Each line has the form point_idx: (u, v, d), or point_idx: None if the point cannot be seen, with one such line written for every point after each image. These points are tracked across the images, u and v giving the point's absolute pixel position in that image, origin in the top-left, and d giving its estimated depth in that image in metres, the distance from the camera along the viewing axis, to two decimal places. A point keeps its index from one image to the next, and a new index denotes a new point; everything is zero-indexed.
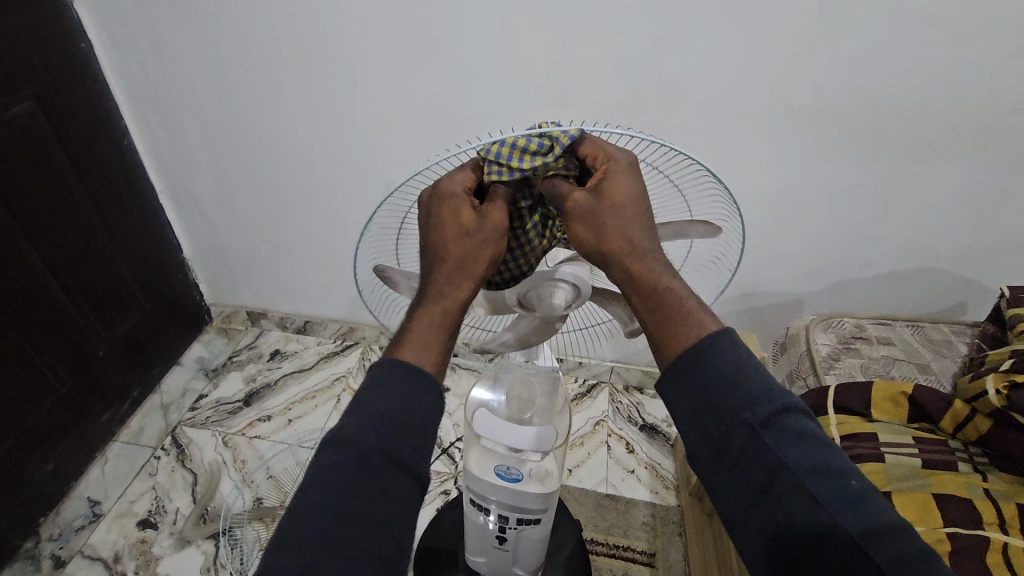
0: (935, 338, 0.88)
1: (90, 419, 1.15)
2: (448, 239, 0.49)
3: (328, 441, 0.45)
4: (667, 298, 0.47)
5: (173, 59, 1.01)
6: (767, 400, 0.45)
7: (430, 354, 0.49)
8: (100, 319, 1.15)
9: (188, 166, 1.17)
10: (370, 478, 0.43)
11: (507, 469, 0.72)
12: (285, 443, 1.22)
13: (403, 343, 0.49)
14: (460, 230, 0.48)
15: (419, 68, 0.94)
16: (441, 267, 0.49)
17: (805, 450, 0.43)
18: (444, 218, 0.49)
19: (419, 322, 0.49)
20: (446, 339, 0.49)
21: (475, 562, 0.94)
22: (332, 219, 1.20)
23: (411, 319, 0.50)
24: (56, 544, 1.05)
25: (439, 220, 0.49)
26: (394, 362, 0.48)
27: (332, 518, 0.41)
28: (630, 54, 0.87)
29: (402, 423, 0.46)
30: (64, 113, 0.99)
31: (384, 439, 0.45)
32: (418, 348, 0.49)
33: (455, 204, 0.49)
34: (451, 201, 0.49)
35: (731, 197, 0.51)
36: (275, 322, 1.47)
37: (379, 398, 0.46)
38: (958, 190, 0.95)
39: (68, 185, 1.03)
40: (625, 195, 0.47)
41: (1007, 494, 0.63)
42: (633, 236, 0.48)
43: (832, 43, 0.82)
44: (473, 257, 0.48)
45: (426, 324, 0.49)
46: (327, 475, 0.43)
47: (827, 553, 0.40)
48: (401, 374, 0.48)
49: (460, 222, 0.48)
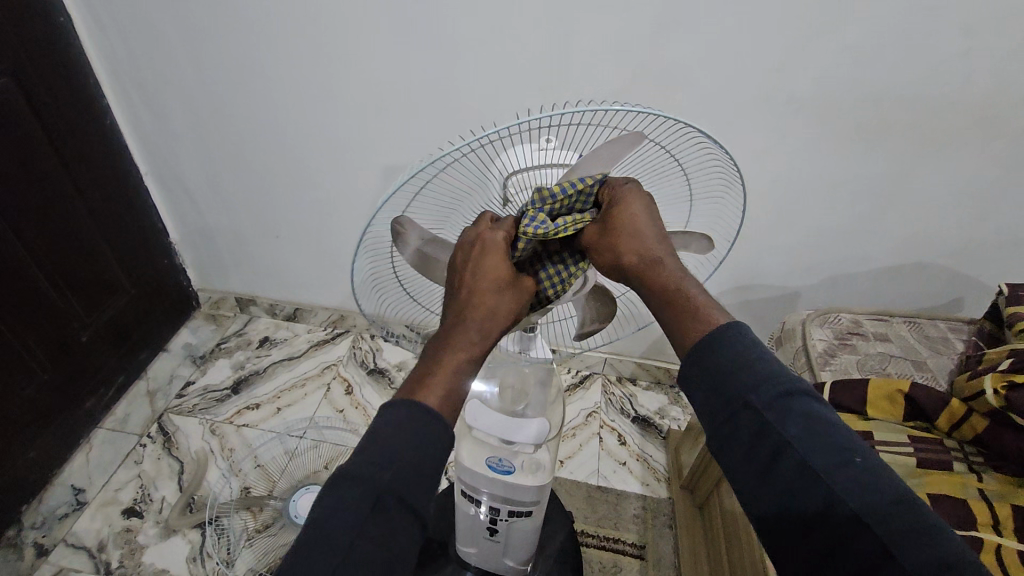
0: (932, 334, 0.87)
1: (73, 406, 1.13)
2: (482, 290, 0.47)
3: (354, 471, 0.43)
4: (684, 301, 0.48)
5: (158, 38, 0.98)
6: (769, 384, 0.44)
7: (451, 401, 0.47)
8: (82, 304, 1.12)
9: (173, 148, 1.14)
10: (382, 518, 0.43)
11: (498, 461, 0.70)
12: (274, 431, 1.21)
13: (422, 388, 0.47)
14: (495, 286, 0.47)
15: (412, 50, 0.91)
16: (474, 319, 0.47)
17: (825, 445, 0.42)
18: (478, 271, 0.47)
19: (441, 367, 0.46)
20: (463, 389, 0.48)
21: (464, 554, 0.93)
22: (323, 205, 1.18)
23: (427, 362, 0.47)
24: (38, 532, 1.03)
25: (481, 267, 0.47)
26: (408, 409, 0.46)
27: (342, 557, 0.41)
28: (629, 38, 0.85)
29: (416, 467, 0.44)
30: (42, 90, 0.95)
31: (404, 477, 0.44)
32: (439, 396, 0.46)
33: (498, 258, 0.47)
34: (490, 255, 0.47)
35: (734, 162, 0.51)
36: (265, 309, 1.45)
37: (392, 436, 0.45)
38: (958, 185, 0.94)
39: (48, 165, 1.00)
40: (629, 216, 0.48)
41: (1001, 494, 0.61)
42: (646, 249, 0.48)
43: (836, 30, 0.80)
44: (502, 311, 0.47)
45: (451, 371, 0.47)
46: (345, 506, 0.42)
47: (842, 540, 0.40)
48: (415, 418, 0.45)
49: (500, 272, 0.47)
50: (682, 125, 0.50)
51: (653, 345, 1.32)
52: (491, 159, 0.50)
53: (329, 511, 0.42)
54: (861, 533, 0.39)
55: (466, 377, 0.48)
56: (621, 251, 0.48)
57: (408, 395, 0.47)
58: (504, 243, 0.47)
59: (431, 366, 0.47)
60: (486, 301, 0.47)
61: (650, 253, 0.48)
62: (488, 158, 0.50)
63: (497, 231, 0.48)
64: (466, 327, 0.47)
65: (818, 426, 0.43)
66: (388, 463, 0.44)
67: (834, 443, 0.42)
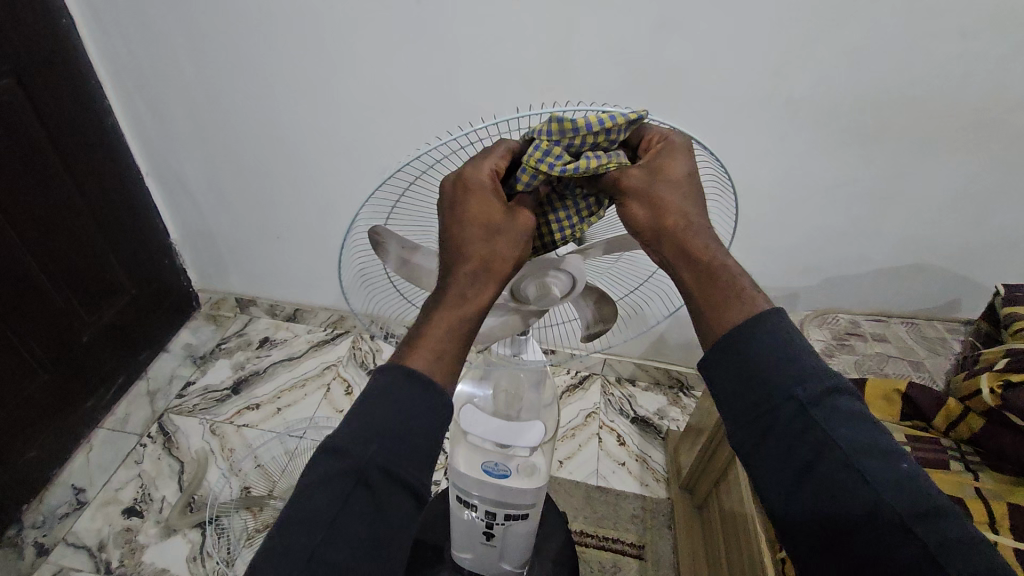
0: (929, 336, 0.88)
1: (74, 405, 1.13)
2: (470, 237, 0.47)
3: (341, 443, 0.44)
4: (722, 268, 0.47)
5: (160, 39, 0.98)
6: (813, 379, 0.44)
7: (447, 356, 0.47)
8: (83, 304, 1.12)
9: (174, 149, 1.15)
10: (368, 491, 0.43)
11: (494, 465, 0.70)
12: (275, 431, 1.22)
13: (416, 347, 0.47)
14: (485, 230, 0.47)
15: (412, 52, 0.92)
16: (463, 271, 0.47)
17: (868, 445, 0.42)
18: (466, 217, 0.47)
19: (433, 325, 0.47)
20: (462, 343, 0.47)
21: (460, 558, 0.93)
22: (324, 206, 1.18)
23: (422, 321, 0.48)
24: (39, 532, 1.03)
25: (466, 213, 0.47)
26: (400, 370, 0.46)
27: (326, 531, 0.41)
28: (629, 41, 0.85)
29: (403, 437, 0.44)
30: (45, 90, 0.96)
31: (391, 448, 0.44)
32: (433, 353, 0.47)
33: (481, 202, 0.47)
34: (472, 195, 0.47)
35: (723, 170, 0.51)
36: (265, 309, 1.45)
37: (382, 406, 0.45)
38: (955, 187, 0.95)
39: (50, 166, 1.00)
40: (677, 171, 0.47)
41: (998, 492, 0.61)
42: (687, 210, 0.48)
43: (833, 33, 0.81)
44: (496, 257, 0.47)
45: (445, 324, 0.47)
46: (329, 476, 0.42)
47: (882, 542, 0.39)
48: (402, 383, 0.46)
49: (488, 214, 0.47)
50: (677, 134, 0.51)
51: (652, 346, 1.32)
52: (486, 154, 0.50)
53: (315, 484, 0.42)
54: (894, 532, 0.39)
55: (467, 331, 0.47)
56: (666, 207, 0.48)
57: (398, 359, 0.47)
58: (488, 183, 0.47)
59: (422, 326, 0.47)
60: (476, 246, 0.47)
61: (691, 216, 0.48)
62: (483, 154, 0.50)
63: (478, 171, 0.47)
64: (456, 278, 0.47)
65: (852, 423, 0.43)
66: (374, 435, 0.44)
67: (874, 443, 0.42)
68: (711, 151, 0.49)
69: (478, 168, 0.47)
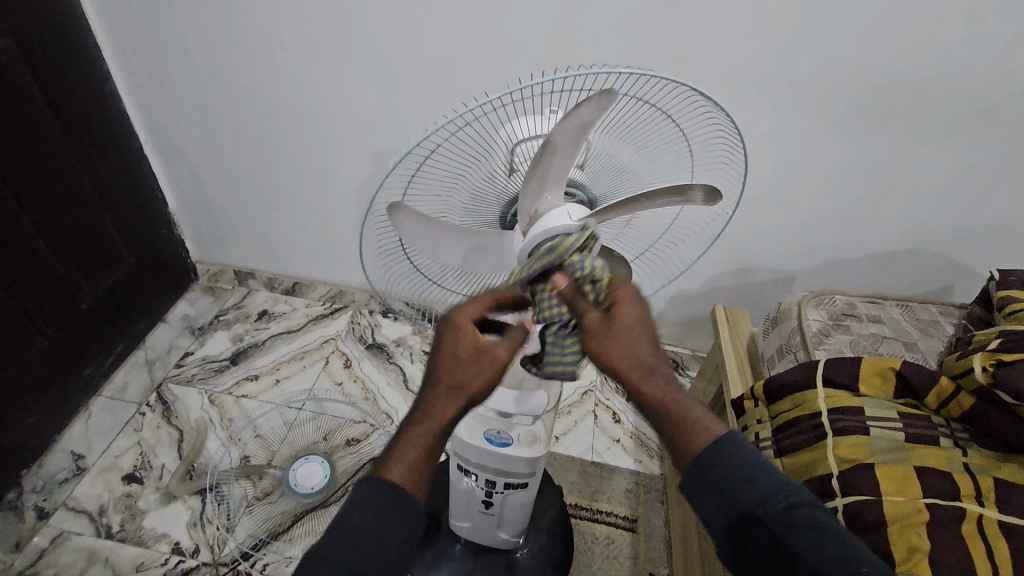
0: (923, 317, 0.89)
1: (72, 373, 1.13)
2: (455, 353, 0.49)
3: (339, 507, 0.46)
4: (674, 409, 0.47)
5: (160, 1, 0.96)
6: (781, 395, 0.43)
7: (427, 470, 0.48)
8: (82, 271, 1.12)
9: (174, 116, 1.13)
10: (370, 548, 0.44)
11: (496, 433, 0.72)
12: (273, 402, 1.22)
13: (390, 464, 0.47)
14: (467, 353, 0.49)
15: (418, 24, 0.91)
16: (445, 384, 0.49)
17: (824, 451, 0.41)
18: (449, 338, 0.49)
19: (409, 442, 0.48)
20: (433, 464, 0.48)
21: (457, 528, 0.95)
22: (325, 177, 1.17)
23: (397, 439, 0.49)
24: (39, 496, 1.04)
25: (454, 338, 0.49)
26: (386, 476, 0.47)
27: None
28: (639, 16, 0.85)
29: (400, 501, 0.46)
30: (43, 53, 0.94)
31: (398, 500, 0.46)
32: (406, 469, 0.47)
33: (464, 330, 0.49)
34: (461, 330, 0.49)
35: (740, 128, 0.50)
36: (263, 282, 1.45)
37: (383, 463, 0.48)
38: (955, 171, 0.95)
39: (49, 131, 0.98)
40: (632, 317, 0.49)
41: (985, 468, 0.64)
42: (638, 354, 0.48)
43: (843, 13, 0.80)
44: (471, 373, 0.49)
45: (424, 437, 0.48)
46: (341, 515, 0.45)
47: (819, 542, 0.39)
48: (389, 481, 0.47)
49: (469, 340, 0.49)
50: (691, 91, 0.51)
51: None
52: (496, 129, 0.50)
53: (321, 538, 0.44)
54: None
55: (442, 445, 0.49)
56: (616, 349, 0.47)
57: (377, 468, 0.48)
58: (469, 319, 0.49)
59: (402, 443, 0.48)
60: (457, 363, 0.48)
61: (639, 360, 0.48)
62: (490, 129, 0.50)
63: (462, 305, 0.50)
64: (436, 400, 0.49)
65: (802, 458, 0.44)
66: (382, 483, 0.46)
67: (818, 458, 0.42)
68: (724, 109, 0.48)
69: (463, 308, 0.50)
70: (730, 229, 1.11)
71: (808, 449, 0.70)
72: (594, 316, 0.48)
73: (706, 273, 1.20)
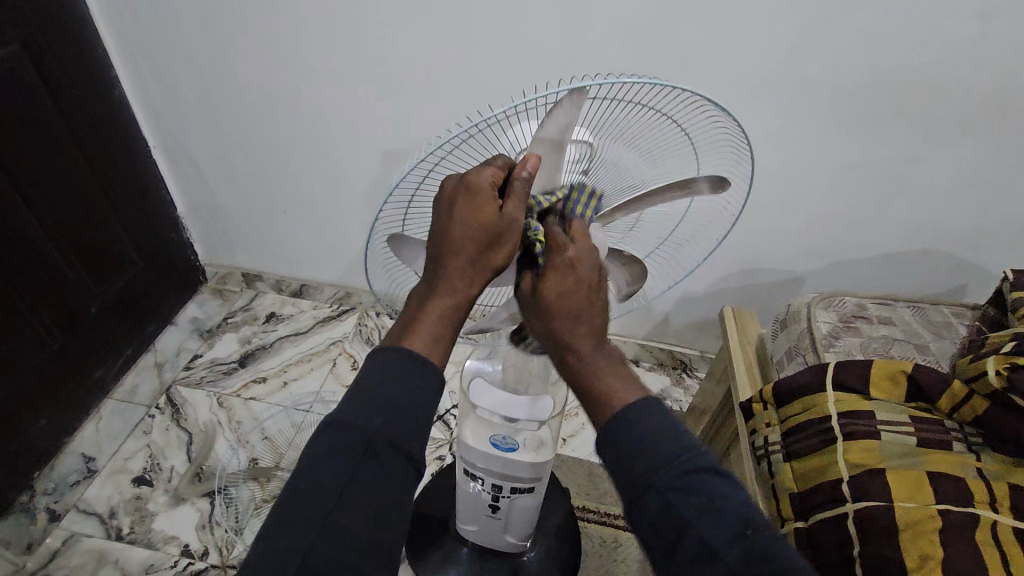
0: (935, 319, 0.88)
1: (83, 376, 1.14)
2: (464, 230, 0.46)
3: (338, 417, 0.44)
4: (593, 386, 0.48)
5: (167, 7, 0.96)
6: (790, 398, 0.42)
7: (440, 343, 0.48)
8: (92, 275, 1.13)
9: (182, 121, 1.14)
10: (372, 463, 0.43)
11: (502, 438, 0.71)
12: (281, 405, 1.23)
13: (410, 334, 0.48)
14: (482, 237, 0.46)
15: (423, 27, 0.91)
16: (457, 265, 0.47)
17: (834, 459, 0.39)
18: (460, 215, 0.45)
19: (426, 312, 0.48)
20: (452, 331, 0.49)
21: (464, 531, 0.95)
22: (331, 180, 1.18)
23: (414, 310, 0.49)
24: (51, 498, 1.05)
25: (466, 216, 0.45)
26: (400, 350, 0.47)
27: (334, 503, 0.41)
28: (644, 17, 0.84)
29: (399, 420, 0.45)
30: (52, 60, 0.95)
31: (344, 508, 0.41)
32: (427, 340, 0.48)
33: (477, 208, 0.45)
34: (478, 193, 0.45)
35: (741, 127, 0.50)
36: (271, 285, 1.45)
37: (315, 473, 0.42)
38: (966, 171, 0.94)
39: (58, 136, 0.99)
40: (558, 290, 0.48)
41: (999, 473, 0.63)
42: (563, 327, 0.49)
43: (851, 12, 0.79)
44: (486, 256, 0.47)
45: (438, 310, 0.48)
46: (282, 543, 0.40)
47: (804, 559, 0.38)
48: (403, 362, 0.47)
49: (485, 219, 0.45)
50: (698, 98, 0.50)
51: (655, 327, 1.35)
52: (497, 140, 0.49)
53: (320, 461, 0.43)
54: None
55: (457, 316, 0.48)
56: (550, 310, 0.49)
57: (394, 341, 0.48)
58: (486, 188, 0.45)
59: (417, 313, 0.48)
60: (469, 240, 0.46)
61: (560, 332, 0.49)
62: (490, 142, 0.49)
63: (479, 172, 0.46)
64: (448, 274, 0.47)
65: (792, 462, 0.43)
66: (319, 497, 0.41)
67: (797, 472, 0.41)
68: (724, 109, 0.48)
69: (482, 169, 0.46)
70: (738, 231, 1.11)
71: (818, 453, 0.69)
72: (528, 282, 0.51)
73: (714, 274, 1.19)
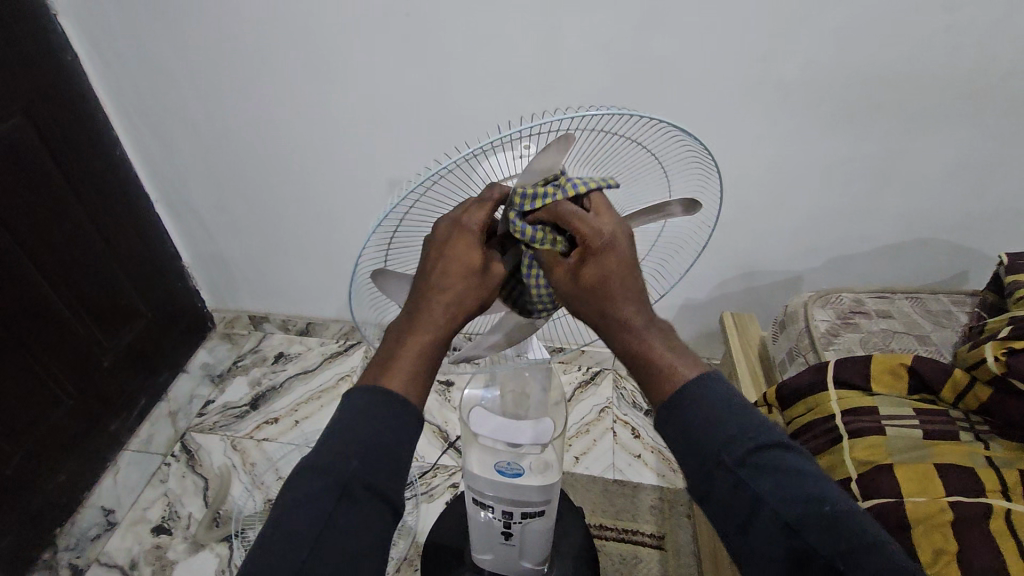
0: (934, 308, 0.88)
1: (99, 430, 1.16)
2: (450, 272, 0.47)
3: (320, 462, 0.46)
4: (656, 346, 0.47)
5: (161, 69, 1.01)
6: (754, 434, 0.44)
7: (417, 382, 0.49)
8: (104, 330, 1.16)
9: (181, 174, 1.18)
10: (350, 507, 0.45)
11: (507, 465, 0.71)
12: (293, 444, 1.24)
13: (389, 373, 0.48)
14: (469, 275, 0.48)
15: (406, 67, 0.94)
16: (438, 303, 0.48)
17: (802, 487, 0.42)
18: (449, 254, 0.47)
19: (403, 350, 0.48)
20: (429, 369, 0.49)
21: (479, 560, 0.95)
22: (327, 219, 1.20)
23: (392, 347, 0.48)
24: (73, 553, 1.07)
25: (452, 254, 0.47)
26: (379, 390, 0.48)
27: (308, 552, 0.43)
28: (616, 38, 0.87)
29: (384, 455, 0.46)
30: (54, 128, 0.99)
31: (318, 556, 0.43)
32: (404, 378, 0.48)
33: (465, 247, 0.47)
34: (466, 235, 0.47)
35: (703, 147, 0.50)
36: (277, 325, 1.48)
37: (292, 519, 0.44)
38: (951, 158, 0.95)
39: (65, 199, 1.03)
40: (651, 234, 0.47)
41: (1009, 460, 0.61)
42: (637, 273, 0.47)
43: (815, 17, 0.82)
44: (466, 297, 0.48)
45: (417, 348, 0.48)
46: None
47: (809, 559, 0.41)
48: (381, 401, 0.47)
49: (470, 260, 0.47)
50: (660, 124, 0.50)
51: None
52: (469, 177, 0.49)
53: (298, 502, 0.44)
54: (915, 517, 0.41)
55: (434, 355, 0.49)
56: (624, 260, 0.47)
57: (372, 381, 0.49)
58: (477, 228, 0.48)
59: (393, 353, 0.48)
60: (452, 283, 0.47)
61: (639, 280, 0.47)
62: (462, 180, 0.50)
63: (472, 213, 0.47)
64: (428, 311, 0.48)
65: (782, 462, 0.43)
66: (308, 521, 0.43)
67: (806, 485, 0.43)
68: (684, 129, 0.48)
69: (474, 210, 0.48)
70: (731, 235, 1.11)
71: (825, 453, 0.69)
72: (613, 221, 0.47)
73: (712, 279, 1.20)
